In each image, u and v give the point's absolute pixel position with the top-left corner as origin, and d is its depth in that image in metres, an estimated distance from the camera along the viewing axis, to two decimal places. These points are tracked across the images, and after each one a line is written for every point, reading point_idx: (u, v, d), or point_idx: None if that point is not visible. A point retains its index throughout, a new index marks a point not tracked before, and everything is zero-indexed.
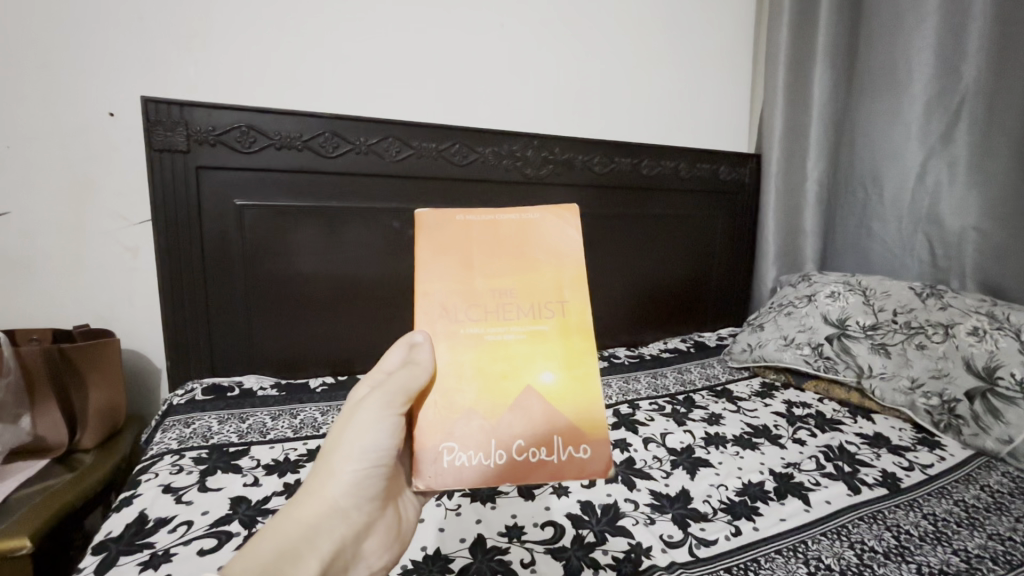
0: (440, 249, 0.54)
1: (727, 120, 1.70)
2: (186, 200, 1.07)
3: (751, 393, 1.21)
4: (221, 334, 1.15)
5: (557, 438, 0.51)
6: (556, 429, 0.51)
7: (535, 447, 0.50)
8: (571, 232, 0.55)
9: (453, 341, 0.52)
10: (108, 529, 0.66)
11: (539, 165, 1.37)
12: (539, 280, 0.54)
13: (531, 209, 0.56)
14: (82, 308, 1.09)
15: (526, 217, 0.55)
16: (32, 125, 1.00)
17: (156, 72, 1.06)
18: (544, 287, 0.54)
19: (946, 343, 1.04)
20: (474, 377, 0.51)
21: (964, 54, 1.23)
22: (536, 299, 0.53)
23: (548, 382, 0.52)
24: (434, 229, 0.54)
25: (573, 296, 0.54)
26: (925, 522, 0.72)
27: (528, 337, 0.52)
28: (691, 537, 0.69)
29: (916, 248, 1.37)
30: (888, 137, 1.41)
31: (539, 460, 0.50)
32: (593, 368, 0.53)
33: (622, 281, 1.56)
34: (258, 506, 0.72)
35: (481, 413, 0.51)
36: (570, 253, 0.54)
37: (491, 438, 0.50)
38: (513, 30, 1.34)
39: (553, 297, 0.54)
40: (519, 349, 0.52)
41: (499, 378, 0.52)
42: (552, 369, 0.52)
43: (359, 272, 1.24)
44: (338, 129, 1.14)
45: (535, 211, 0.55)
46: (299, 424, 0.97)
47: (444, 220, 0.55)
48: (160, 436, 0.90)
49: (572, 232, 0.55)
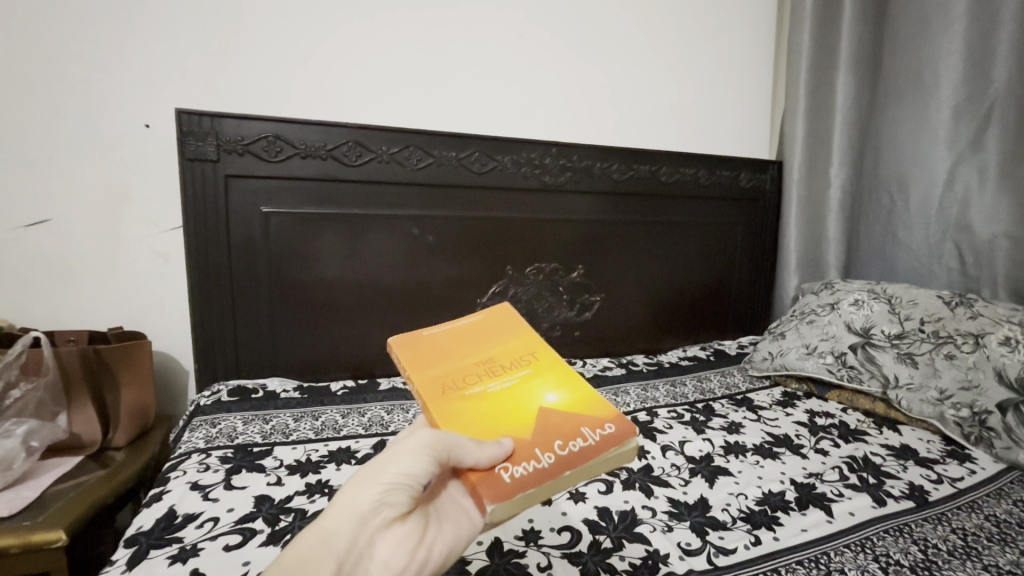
0: (432, 355, 0.56)
1: (748, 125, 1.69)
2: (215, 206, 1.10)
3: (772, 403, 1.19)
4: (245, 338, 1.18)
5: (585, 426, 0.48)
6: (581, 420, 0.48)
7: (572, 438, 0.46)
8: (511, 314, 0.64)
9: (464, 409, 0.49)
10: (139, 523, 0.68)
11: (557, 173, 1.38)
12: (511, 354, 0.57)
13: (475, 315, 0.63)
14: (117, 311, 1.14)
15: (477, 318, 0.63)
16: (75, 137, 1.06)
17: (191, 86, 1.10)
18: (521, 351, 0.58)
19: (977, 353, 1.03)
20: (499, 421, 0.48)
21: (993, 59, 1.21)
22: (510, 354, 0.57)
23: (554, 400, 0.51)
24: (417, 347, 0.57)
25: (540, 354, 0.57)
26: (955, 536, 0.70)
27: (525, 382, 0.53)
28: (710, 545, 0.68)
29: (946, 255, 1.34)
30: (914, 142, 1.38)
31: (580, 448, 0.46)
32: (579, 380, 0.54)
33: (640, 288, 1.55)
34: (281, 505, 0.74)
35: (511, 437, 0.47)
36: (520, 331, 0.61)
37: (530, 445, 0.46)
38: (532, 41, 1.36)
39: (528, 359, 0.57)
40: (517, 390, 0.52)
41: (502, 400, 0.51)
42: (552, 391, 0.52)
43: (380, 277, 1.26)
44: (361, 138, 1.17)
45: (478, 314, 0.64)
46: (320, 426, 0.99)
47: (414, 340, 0.58)
48: (188, 436, 0.93)
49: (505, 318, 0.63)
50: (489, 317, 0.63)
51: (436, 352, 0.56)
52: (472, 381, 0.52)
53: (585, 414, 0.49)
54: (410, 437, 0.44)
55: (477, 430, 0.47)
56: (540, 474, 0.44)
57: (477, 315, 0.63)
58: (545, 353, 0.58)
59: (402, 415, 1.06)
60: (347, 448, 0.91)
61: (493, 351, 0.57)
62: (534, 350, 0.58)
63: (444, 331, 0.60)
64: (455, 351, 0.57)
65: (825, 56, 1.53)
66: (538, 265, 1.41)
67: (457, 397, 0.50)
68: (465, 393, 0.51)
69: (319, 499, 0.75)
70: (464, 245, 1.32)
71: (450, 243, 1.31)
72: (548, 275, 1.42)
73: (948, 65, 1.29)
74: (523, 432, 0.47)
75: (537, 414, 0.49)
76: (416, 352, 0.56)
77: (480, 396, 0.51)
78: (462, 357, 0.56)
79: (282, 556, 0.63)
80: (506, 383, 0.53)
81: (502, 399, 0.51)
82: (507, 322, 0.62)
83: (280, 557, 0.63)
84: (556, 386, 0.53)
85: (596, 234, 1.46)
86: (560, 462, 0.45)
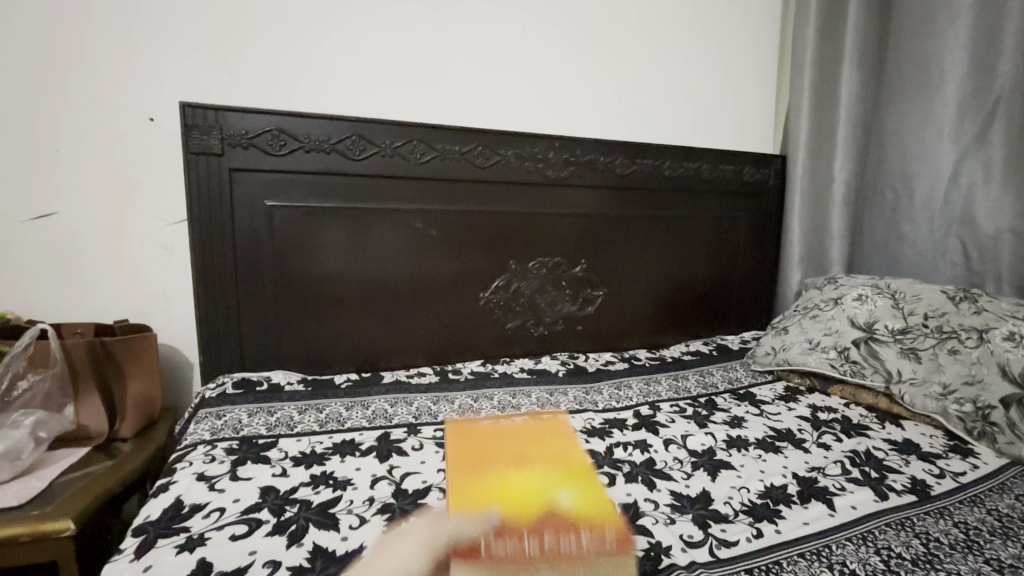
0: (476, 465, 0.68)
1: (752, 119, 1.68)
2: (219, 200, 1.11)
3: (775, 397, 1.19)
4: (250, 331, 1.19)
5: (586, 530, 0.53)
6: (584, 527, 0.53)
7: (566, 535, 0.51)
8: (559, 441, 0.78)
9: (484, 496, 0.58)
10: (147, 512, 0.69)
11: (561, 167, 1.38)
12: (545, 467, 0.67)
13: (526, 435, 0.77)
14: (123, 304, 1.14)
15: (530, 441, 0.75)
16: (80, 130, 1.06)
17: (195, 79, 1.10)
18: (554, 469, 0.67)
19: (980, 349, 1.02)
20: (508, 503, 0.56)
21: (1000, 53, 1.21)
22: (544, 467, 0.67)
23: (567, 503, 0.58)
24: (465, 460, 0.70)
25: (569, 475, 0.66)
26: (956, 530, 0.71)
27: (550, 482, 0.62)
28: (712, 538, 0.68)
29: (950, 251, 1.33)
30: (919, 136, 1.37)
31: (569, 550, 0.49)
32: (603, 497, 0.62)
33: (643, 282, 1.55)
34: (286, 495, 0.74)
35: (512, 518, 0.53)
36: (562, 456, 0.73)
37: (527, 530, 0.51)
38: (536, 35, 1.35)
39: (556, 474, 0.65)
40: (539, 483, 0.61)
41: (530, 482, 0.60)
42: (568, 496, 0.60)
43: (383, 271, 1.26)
44: (364, 132, 1.17)
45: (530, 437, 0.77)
46: (325, 419, 1.00)
47: (466, 457, 0.71)
48: (193, 427, 0.94)
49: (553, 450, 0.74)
50: (537, 431, 0.81)
51: (483, 461, 0.69)
52: (506, 471, 0.64)
53: (590, 519, 0.56)
54: (422, 529, 0.50)
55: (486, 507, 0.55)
56: (525, 557, 0.48)
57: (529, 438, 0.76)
58: (577, 476, 0.66)
59: (405, 408, 1.07)
60: (351, 441, 0.92)
61: (532, 458, 0.68)
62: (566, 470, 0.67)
63: (496, 445, 0.73)
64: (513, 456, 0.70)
65: (831, 50, 1.52)
66: (541, 259, 1.41)
67: (484, 484, 0.61)
68: (492, 480, 0.62)
69: (324, 490, 0.76)
70: (467, 239, 1.32)
71: (453, 237, 1.31)
72: (551, 269, 1.42)
73: (955, 59, 1.28)
74: (524, 515, 0.54)
75: (545, 507, 0.56)
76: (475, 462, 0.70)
77: (503, 483, 0.60)
78: (501, 459, 0.68)
79: (288, 546, 0.64)
80: (531, 477, 0.63)
81: (520, 485, 0.60)
82: (552, 452, 0.73)
83: (287, 547, 0.63)
84: (574, 494, 0.60)
85: (599, 228, 1.46)
86: (546, 550, 0.49)
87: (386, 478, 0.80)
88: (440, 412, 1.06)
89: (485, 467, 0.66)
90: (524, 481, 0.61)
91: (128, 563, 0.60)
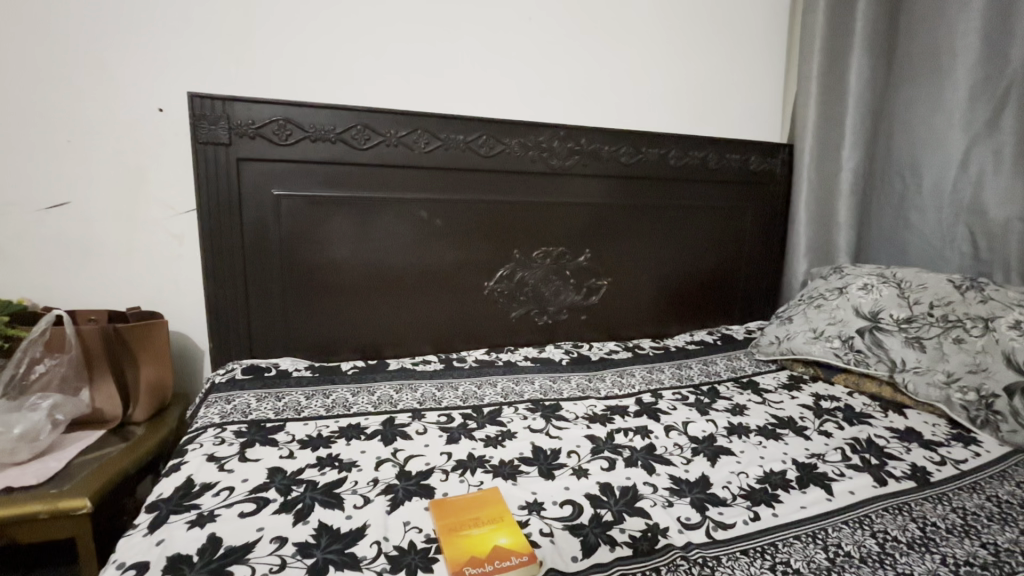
0: (451, 509, 0.68)
1: (760, 107, 1.66)
2: (228, 189, 1.12)
3: (778, 386, 1.19)
4: (259, 319, 1.21)
5: (502, 556, 0.59)
6: (501, 556, 0.59)
7: (493, 561, 0.59)
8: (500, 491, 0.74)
9: (454, 540, 0.62)
10: (159, 490, 0.72)
11: (565, 156, 1.38)
12: (494, 510, 0.68)
13: (478, 490, 0.74)
14: (135, 292, 1.17)
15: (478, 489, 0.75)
16: (93, 121, 1.08)
17: (203, 71, 1.12)
18: (491, 510, 0.68)
19: (986, 337, 1.02)
20: (454, 547, 0.61)
21: (1014, 36, 1.19)
22: (484, 514, 0.67)
23: (506, 541, 0.62)
24: (447, 504, 0.69)
25: (489, 524, 0.65)
26: (954, 514, 0.71)
27: (495, 529, 0.64)
28: (709, 520, 0.70)
29: (958, 239, 1.32)
30: (930, 123, 1.35)
31: (496, 566, 0.58)
32: (491, 532, 0.64)
33: (648, 273, 1.55)
34: (293, 476, 0.76)
35: (471, 564, 0.58)
36: (492, 494, 0.72)
37: (473, 570, 0.57)
38: (541, 23, 1.35)
39: (485, 519, 0.66)
40: (480, 530, 0.64)
41: (475, 539, 0.62)
42: (506, 537, 0.63)
43: (389, 260, 1.28)
44: (369, 121, 1.18)
45: (482, 488, 0.75)
46: (331, 404, 1.02)
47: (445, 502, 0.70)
48: (204, 411, 0.97)
49: (487, 496, 0.72)
50: (492, 493, 0.73)
51: (461, 505, 0.69)
52: (468, 524, 0.65)
53: (491, 556, 0.59)
54: None
55: (457, 558, 0.59)
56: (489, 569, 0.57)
57: (478, 489, 0.75)
58: (501, 510, 0.69)
59: (411, 394, 1.08)
60: (357, 425, 0.94)
61: (483, 512, 0.68)
62: (499, 511, 0.68)
63: (458, 495, 0.72)
64: (466, 503, 0.70)
65: (841, 34, 1.48)
66: (545, 249, 1.41)
67: (456, 533, 0.63)
68: (462, 532, 0.64)
69: (330, 471, 0.78)
70: (473, 229, 1.33)
71: (458, 226, 1.32)
72: (556, 258, 1.43)
73: (966, 44, 1.26)
74: (463, 561, 0.58)
75: (493, 548, 0.61)
76: (444, 506, 0.69)
77: (460, 536, 0.63)
78: (473, 513, 0.68)
79: (294, 523, 0.66)
80: (477, 529, 0.64)
81: (471, 536, 0.63)
82: (489, 497, 0.72)
83: (292, 524, 0.65)
84: (481, 537, 0.63)
85: (602, 217, 1.46)
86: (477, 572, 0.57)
87: (391, 460, 0.82)
88: (445, 398, 1.07)
89: (466, 517, 0.67)
90: (474, 531, 0.64)
91: (141, 537, 0.62)
